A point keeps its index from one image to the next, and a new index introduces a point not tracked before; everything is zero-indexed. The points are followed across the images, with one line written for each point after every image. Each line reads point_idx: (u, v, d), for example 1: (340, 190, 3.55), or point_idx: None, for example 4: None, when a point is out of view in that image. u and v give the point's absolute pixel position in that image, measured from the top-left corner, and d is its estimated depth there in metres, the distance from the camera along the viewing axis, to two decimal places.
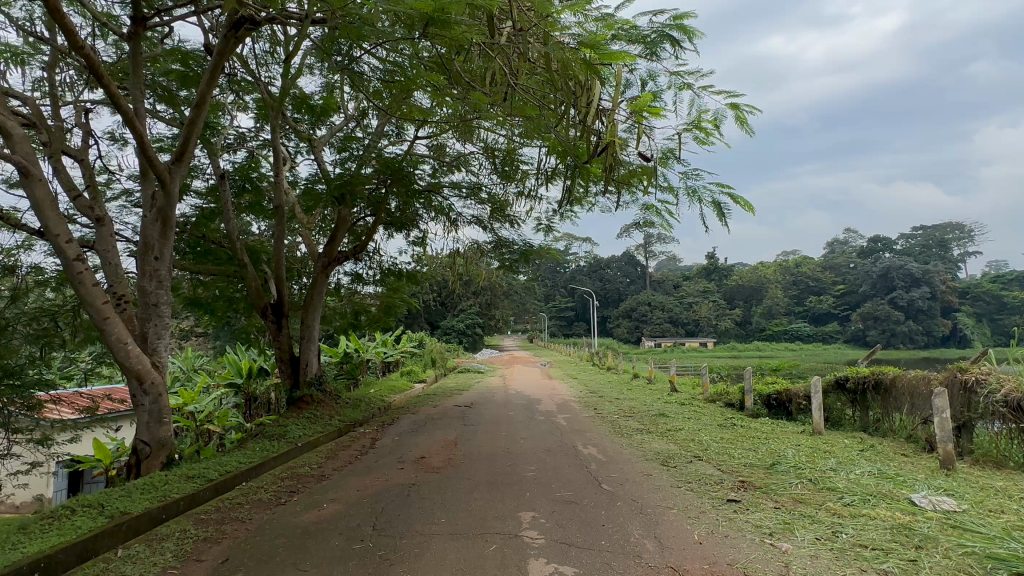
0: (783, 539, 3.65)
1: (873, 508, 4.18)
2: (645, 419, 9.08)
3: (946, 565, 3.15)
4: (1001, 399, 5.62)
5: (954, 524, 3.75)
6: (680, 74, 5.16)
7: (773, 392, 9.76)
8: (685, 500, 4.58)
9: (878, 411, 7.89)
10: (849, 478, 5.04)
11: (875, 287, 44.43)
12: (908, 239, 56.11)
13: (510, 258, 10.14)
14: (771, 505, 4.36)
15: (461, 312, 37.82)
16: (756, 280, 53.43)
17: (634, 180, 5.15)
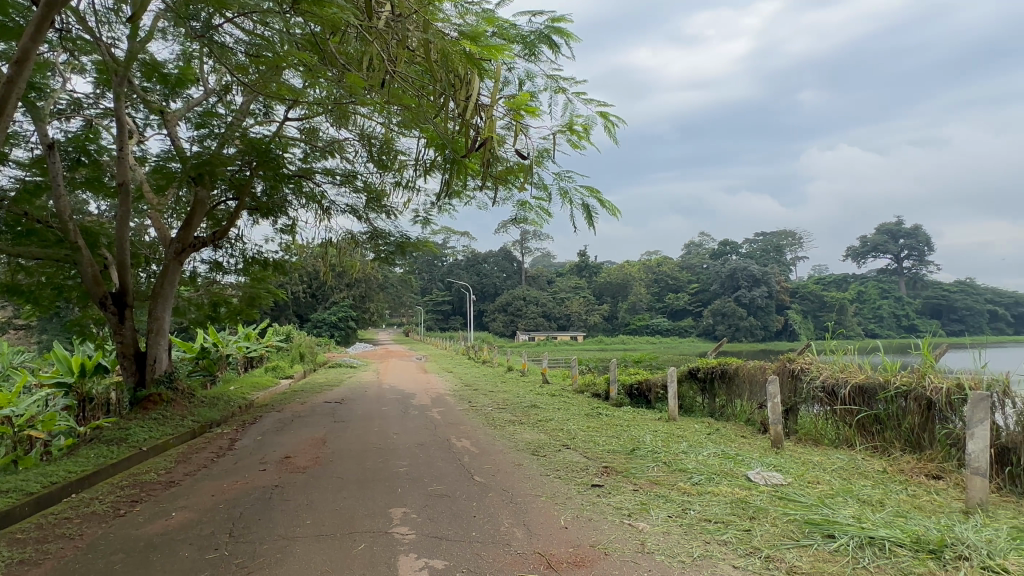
0: (640, 518, 3.92)
1: (717, 485, 4.63)
2: (517, 410, 9.31)
3: (774, 532, 3.56)
4: (819, 383, 6.49)
5: (780, 496, 4.25)
6: (556, 78, 5.40)
7: (634, 382, 10.47)
8: (552, 487, 4.76)
9: (724, 398, 8.74)
10: (698, 459, 5.54)
11: (724, 287, 49.08)
12: (751, 243, 62.60)
13: (387, 250, 9.88)
14: (630, 488, 4.67)
15: (333, 304, 36.32)
16: (622, 278, 56.79)
17: (510, 178, 5.22)
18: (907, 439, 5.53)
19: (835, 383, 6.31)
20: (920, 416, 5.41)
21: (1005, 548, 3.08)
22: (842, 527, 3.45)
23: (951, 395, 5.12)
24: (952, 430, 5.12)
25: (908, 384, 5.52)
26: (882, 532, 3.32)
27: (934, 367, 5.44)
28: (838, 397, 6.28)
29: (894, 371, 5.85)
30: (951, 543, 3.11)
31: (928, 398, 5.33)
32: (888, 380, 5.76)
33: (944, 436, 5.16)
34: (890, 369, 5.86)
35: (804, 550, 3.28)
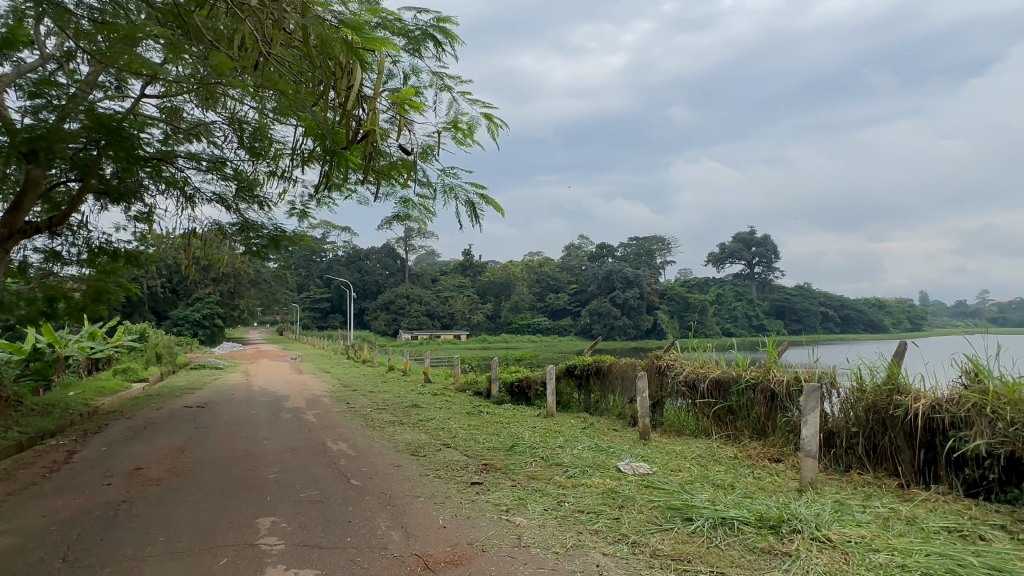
0: (517, 513, 4.01)
1: (590, 477, 4.85)
2: (398, 410, 9.14)
3: (641, 519, 3.79)
4: (682, 378, 7.03)
5: (647, 484, 4.54)
6: (440, 75, 5.38)
7: (515, 380, 10.69)
8: (431, 487, 4.73)
9: (598, 393, 9.18)
10: (573, 453, 5.77)
11: (600, 288, 51.58)
12: (625, 247, 66.37)
13: (259, 244, 9.27)
14: (508, 484, 4.75)
15: (197, 301, 33.43)
16: (506, 277, 57.76)
17: (393, 174, 5.10)
18: (754, 427, 6.14)
19: (696, 377, 6.86)
20: (765, 406, 6.03)
21: (830, 520, 3.51)
22: (699, 510, 3.75)
23: (790, 387, 5.76)
24: (790, 417, 5.75)
25: (756, 377, 6.13)
26: (732, 512, 3.65)
27: (776, 362, 6.09)
28: (698, 390, 6.83)
29: (744, 366, 6.47)
30: (788, 519, 3.50)
31: (771, 389, 5.95)
32: (739, 374, 6.36)
33: (784, 423, 5.79)
34: (741, 365, 6.49)
35: (666, 534, 3.53)
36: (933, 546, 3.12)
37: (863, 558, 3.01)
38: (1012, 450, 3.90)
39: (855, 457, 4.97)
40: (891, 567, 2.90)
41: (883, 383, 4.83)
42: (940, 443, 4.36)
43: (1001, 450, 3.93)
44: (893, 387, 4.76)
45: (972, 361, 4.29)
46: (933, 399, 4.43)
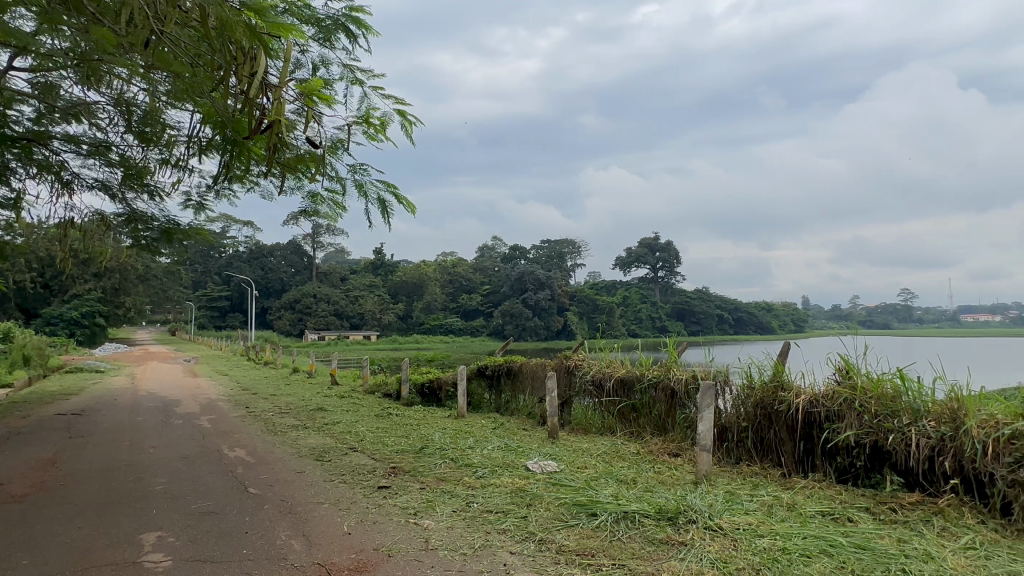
0: (425, 516, 3.96)
1: (499, 477, 4.88)
2: (302, 414, 8.77)
3: (548, 516, 3.86)
4: (589, 378, 7.26)
5: (554, 482, 4.64)
6: (352, 68, 5.22)
7: (426, 381, 10.57)
8: (336, 493, 4.57)
9: (508, 394, 9.27)
10: (483, 453, 5.79)
11: (513, 289, 52.14)
12: (538, 249, 67.55)
13: (149, 237, 8.57)
14: (417, 487, 4.69)
15: (74, 297, 30.41)
16: (418, 277, 57.04)
17: (300, 167, 4.89)
18: (656, 424, 6.43)
19: (602, 377, 7.10)
20: (666, 404, 6.33)
21: (721, 509, 3.74)
22: (603, 505, 3.88)
23: (688, 385, 6.09)
24: (688, 414, 6.08)
25: (658, 376, 6.43)
26: (634, 506, 3.80)
27: (676, 361, 6.42)
28: (604, 389, 7.07)
29: (647, 366, 6.77)
30: (684, 510, 3.69)
31: (671, 387, 6.26)
32: (642, 373, 6.65)
33: (682, 420, 6.11)
34: (645, 364, 6.79)
35: (571, 530, 3.62)
36: (809, 529, 3.41)
37: (749, 543, 3.24)
38: (876, 439, 4.33)
39: (744, 450, 5.33)
40: (773, 551, 3.13)
41: (769, 380, 5.22)
42: (817, 435, 4.77)
43: (867, 440, 4.35)
44: (778, 384, 5.15)
45: (844, 360, 4.73)
46: (811, 395, 4.83)
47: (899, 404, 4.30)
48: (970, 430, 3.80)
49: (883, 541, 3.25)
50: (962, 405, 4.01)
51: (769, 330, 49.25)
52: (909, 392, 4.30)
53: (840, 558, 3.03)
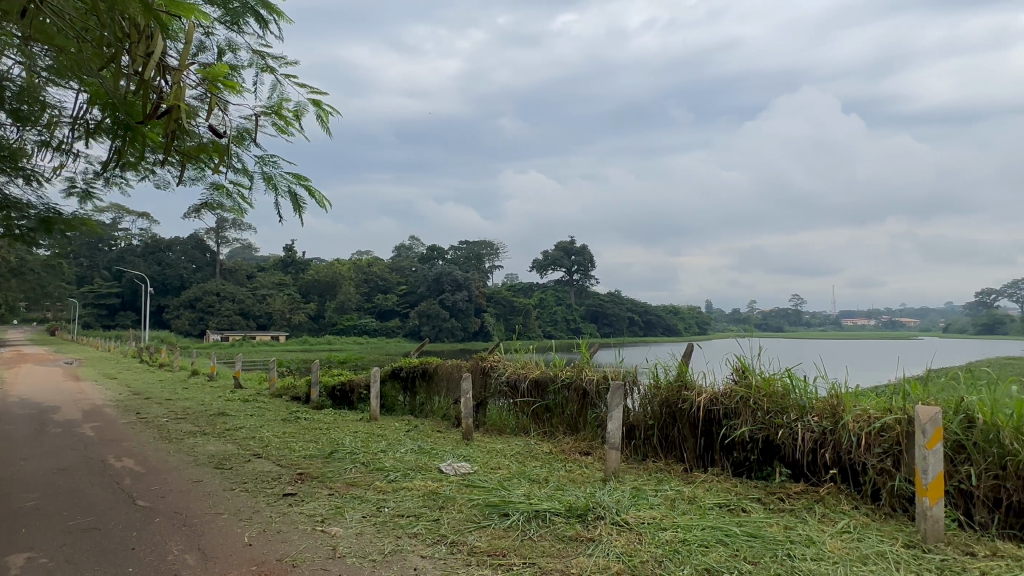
0: (333, 523, 3.83)
1: (411, 480, 4.81)
2: (201, 419, 8.24)
3: (460, 518, 3.85)
4: (504, 379, 7.32)
5: (467, 484, 4.63)
6: (262, 54, 4.97)
7: (337, 383, 10.24)
8: (236, 502, 4.32)
9: (423, 396, 9.16)
10: (396, 457, 5.68)
11: (429, 290, 51.58)
12: (456, 250, 67.26)
13: (23, 226, 7.74)
14: (325, 493, 4.53)
15: None
16: (331, 276, 55.22)
17: (202, 157, 4.58)
18: (568, 423, 6.58)
19: (517, 378, 7.18)
20: (577, 403, 6.49)
21: (628, 505, 3.89)
22: (516, 505, 3.91)
23: (599, 385, 6.28)
24: (598, 413, 6.27)
25: (570, 376, 6.58)
26: (545, 504, 3.87)
27: (588, 362, 6.60)
28: (519, 390, 7.15)
29: (560, 366, 6.92)
30: (593, 507, 3.79)
31: (583, 387, 6.43)
32: (556, 373, 6.78)
33: (593, 419, 6.29)
34: (558, 365, 6.93)
35: (483, 531, 3.63)
36: (707, 521, 3.61)
37: (653, 536, 3.38)
38: (767, 434, 4.65)
39: (650, 447, 5.56)
40: (675, 543, 3.29)
41: (674, 380, 5.48)
42: (716, 431, 5.06)
43: (760, 434, 4.67)
44: (682, 383, 5.41)
45: (740, 360, 5.06)
46: (711, 393, 5.12)
47: (788, 400, 4.64)
48: (847, 424, 4.17)
49: (772, 529, 3.50)
50: (841, 401, 4.38)
51: (676, 332, 51.76)
52: (796, 389, 4.65)
53: (734, 546, 3.23)
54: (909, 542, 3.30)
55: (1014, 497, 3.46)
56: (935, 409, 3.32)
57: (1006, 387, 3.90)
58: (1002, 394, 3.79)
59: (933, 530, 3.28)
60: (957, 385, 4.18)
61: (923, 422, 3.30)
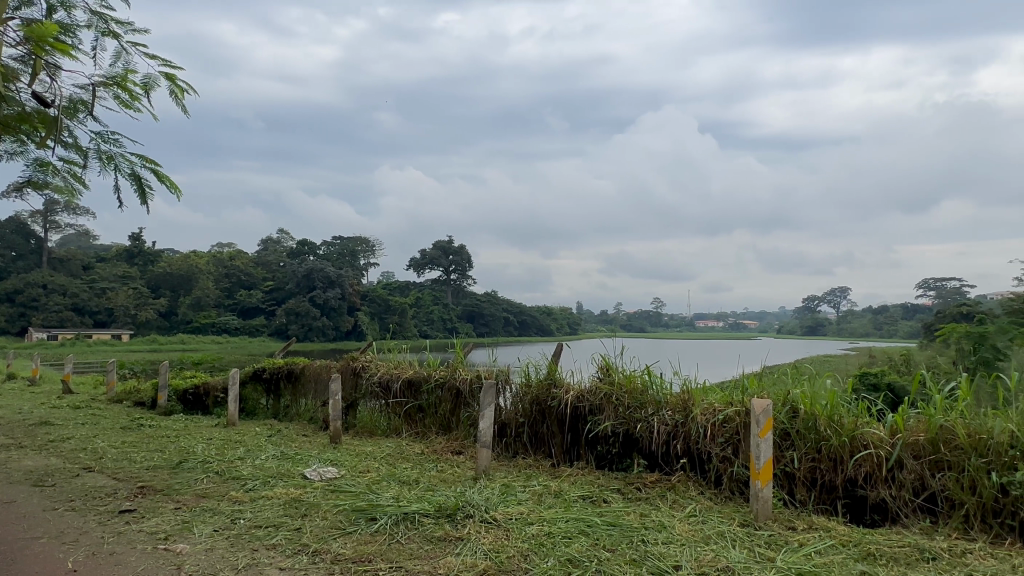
0: (179, 540, 3.49)
1: (272, 488, 4.52)
2: (17, 431, 7.14)
3: (324, 525, 3.69)
4: (376, 379, 7.14)
5: (333, 489, 4.44)
6: (105, 18, 4.41)
7: (189, 387, 9.37)
8: (60, 523, 3.80)
9: (289, 398, 8.67)
10: (255, 464, 5.31)
11: (299, 286, 48.72)
12: (329, 245, 64.36)
13: None
14: (170, 507, 4.11)
15: None
16: (187, 269, 50.20)
17: (23, 127, 3.95)
18: (440, 423, 6.56)
19: (390, 378, 7.03)
20: (451, 403, 6.49)
21: (497, 502, 3.95)
22: (383, 509, 3.82)
23: (473, 385, 6.32)
24: (471, 412, 6.32)
25: (444, 376, 6.56)
26: (414, 506, 3.82)
27: (462, 362, 6.63)
28: (391, 390, 7.01)
29: (434, 366, 6.87)
30: (463, 506, 3.80)
31: (457, 387, 6.44)
32: (430, 373, 6.73)
33: (465, 418, 6.33)
34: (432, 365, 6.88)
35: (348, 537, 3.50)
36: (571, 513, 3.76)
37: (520, 532, 3.46)
38: (627, 428, 4.96)
39: (520, 444, 5.71)
40: (540, 536, 3.40)
41: (544, 378, 5.67)
42: (581, 426, 5.30)
43: (621, 429, 4.96)
44: (551, 381, 5.62)
45: (605, 359, 5.35)
46: (578, 391, 5.36)
47: (646, 396, 4.98)
48: (696, 416, 4.55)
49: (630, 517, 3.73)
50: (691, 396, 4.78)
51: (549, 333, 53.51)
52: (654, 385, 5.00)
53: (595, 536, 3.40)
54: (744, 521, 3.68)
55: (826, 477, 3.99)
56: (767, 401, 3.72)
57: (822, 380, 4.48)
58: (819, 387, 4.34)
59: (763, 509, 3.68)
60: (786, 380, 4.74)
61: (757, 413, 3.69)
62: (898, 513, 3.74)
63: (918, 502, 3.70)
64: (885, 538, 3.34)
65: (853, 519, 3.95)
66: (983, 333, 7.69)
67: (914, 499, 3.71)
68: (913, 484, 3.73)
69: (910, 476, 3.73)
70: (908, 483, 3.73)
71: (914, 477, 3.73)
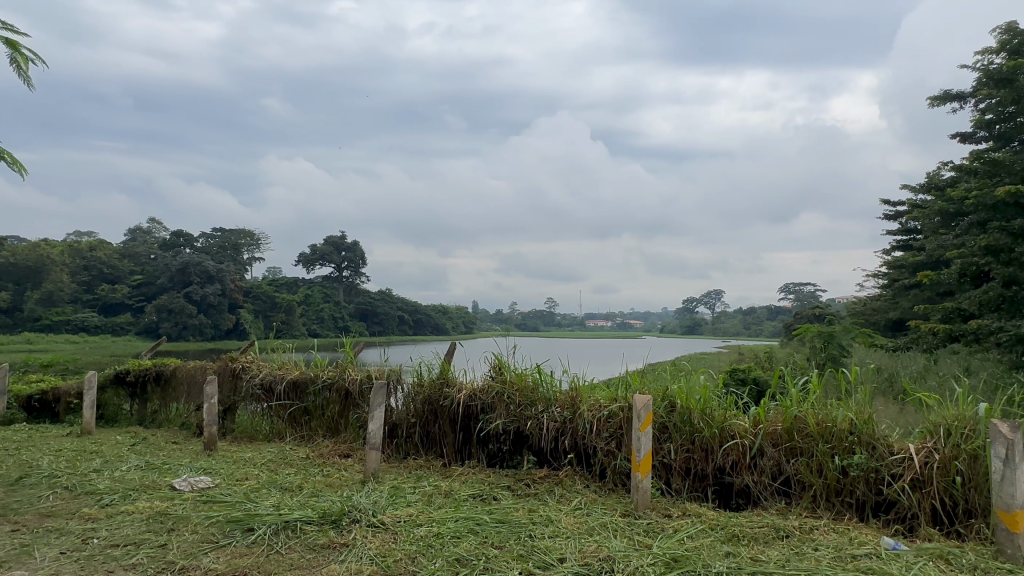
0: (16, 566, 3.08)
1: (132, 502, 4.11)
2: None
3: (192, 540, 3.41)
4: (258, 381, 6.74)
5: (205, 500, 4.12)
6: None
7: (35, 392, 8.31)
8: None
9: (157, 403, 7.94)
10: (113, 476, 4.80)
11: (172, 281, 44.30)
12: (207, 237, 59.65)
13: None
14: (6, 530, 3.62)
15: None
16: (34, 261, 43.34)
17: None
18: (328, 426, 6.31)
19: (273, 380, 6.66)
20: (339, 404, 6.26)
21: (385, 505, 3.86)
22: (262, 518, 3.61)
23: (363, 385, 6.14)
24: (360, 414, 6.13)
25: (332, 377, 6.31)
26: (296, 514, 3.64)
27: (352, 361, 6.42)
28: (274, 393, 6.64)
29: (322, 366, 6.59)
30: (349, 511, 3.67)
31: (346, 388, 6.22)
32: (317, 374, 6.44)
33: (354, 420, 6.13)
34: (319, 365, 6.59)
35: (220, 551, 3.27)
36: (461, 512, 3.76)
37: (408, 534, 3.41)
38: (518, 426, 5.05)
39: (411, 445, 5.62)
40: (429, 537, 3.36)
41: (437, 378, 5.63)
42: (473, 425, 5.32)
43: (512, 426, 5.03)
44: (444, 381, 5.58)
45: (498, 358, 5.41)
46: (471, 390, 5.38)
47: (537, 394, 5.09)
48: (583, 412, 4.73)
49: (518, 513, 3.79)
50: (579, 393, 4.96)
51: (444, 332, 53.19)
52: (543, 383, 5.12)
53: (484, 534, 3.42)
54: (626, 511, 3.86)
55: (698, 466, 4.30)
56: (648, 397, 3.93)
57: (696, 376, 4.81)
58: (693, 382, 4.67)
59: (643, 499, 3.89)
60: (665, 376, 5.04)
61: (638, 409, 3.89)
62: (759, 496, 4.10)
63: (776, 486, 4.07)
64: (747, 520, 3.65)
65: (721, 504, 4.27)
66: (831, 332, 8.67)
67: (773, 483, 4.08)
68: (771, 470, 4.10)
69: (770, 463, 4.10)
70: (768, 469, 4.10)
71: (772, 464, 4.10)
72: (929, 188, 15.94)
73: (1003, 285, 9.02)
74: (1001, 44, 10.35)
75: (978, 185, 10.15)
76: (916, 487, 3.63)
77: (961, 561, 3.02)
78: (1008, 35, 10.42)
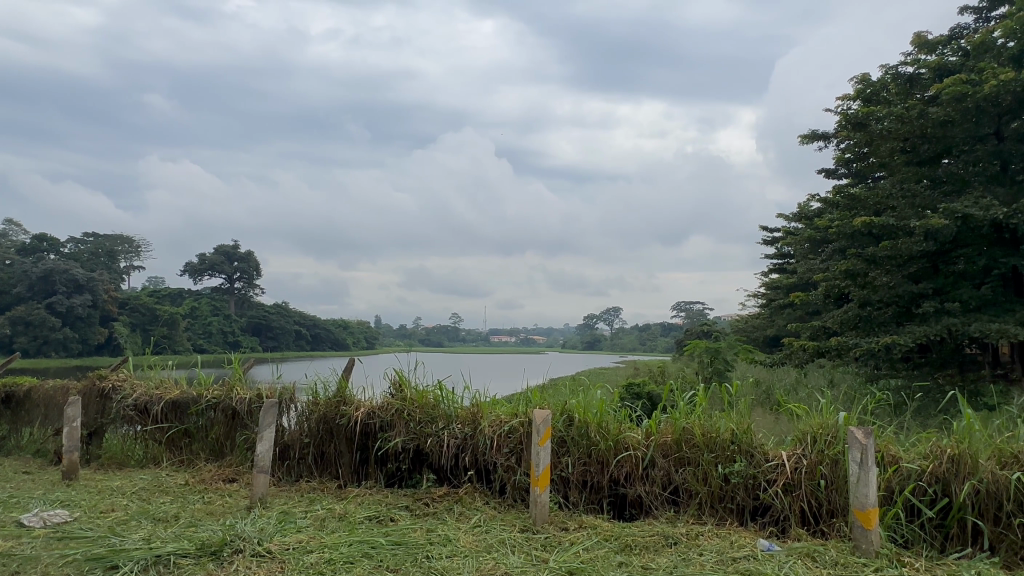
0: None
1: None
2: None
3: None
4: (131, 401, 6.14)
5: (62, 536, 3.67)
6: None
7: None
8: None
9: (5, 428, 7.00)
10: None
11: (31, 290, 39.44)
12: (76, 241, 53.68)
13: None
14: None
15: None
16: None
17: None
18: (211, 449, 5.86)
19: (149, 400, 6.10)
20: (225, 426, 5.83)
21: (272, 532, 3.62)
22: (128, 554, 3.27)
23: (252, 404, 5.77)
24: (248, 435, 5.74)
25: (217, 397, 5.88)
26: (169, 547, 3.33)
27: (241, 379, 6.02)
28: (150, 414, 6.07)
29: (206, 385, 6.14)
30: (231, 540, 3.41)
31: (233, 407, 5.82)
32: (200, 393, 5.99)
33: (242, 442, 5.73)
34: (203, 384, 6.12)
35: None
36: (356, 536, 3.61)
37: (297, 562, 3.22)
38: (418, 444, 4.95)
39: (305, 466, 5.35)
40: (320, 564, 3.20)
41: (333, 396, 5.40)
42: (371, 444, 5.15)
43: (411, 444, 4.93)
44: (341, 399, 5.37)
45: (399, 374, 5.28)
46: (369, 407, 5.22)
47: (437, 410, 5.02)
48: (485, 429, 4.73)
49: (416, 534, 3.70)
50: (480, 409, 4.95)
51: (345, 347, 51.32)
52: (445, 400, 5.06)
53: (378, 558, 3.30)
54: (524, 527, 3.88)
55: (595, 478, 4.42)
56: (547, 411, 3.98)
57: (594, 391, 4.96)
58: (590, 397, 4.80)
59: (541, 514, 3.93)
60: (565, 391, 5.15)
61: (538, 423, 3.94)
62: (650, 506, 4.26)
63: (666, 495, 4.26)
64: (639, 530, 3.79)
65: (616, 515, 4.42)
66: (718, 348, 9.28)
67: (663, 493, 4.27)
68: (662, 480, 4.29)
69: (661, 473, 4.29)
70: (659, 479, 4.29)
71: (663, 474, 4.29)
72: (800, 217, 17.60)
73: (860, 306, 10.11)
74: (857, 92, 11.70)
75: (840, 217, 11.38)
76: (788, 491, 3.94)
77: (825, 557, 3.30)
78: (863, 85, 11.81)
